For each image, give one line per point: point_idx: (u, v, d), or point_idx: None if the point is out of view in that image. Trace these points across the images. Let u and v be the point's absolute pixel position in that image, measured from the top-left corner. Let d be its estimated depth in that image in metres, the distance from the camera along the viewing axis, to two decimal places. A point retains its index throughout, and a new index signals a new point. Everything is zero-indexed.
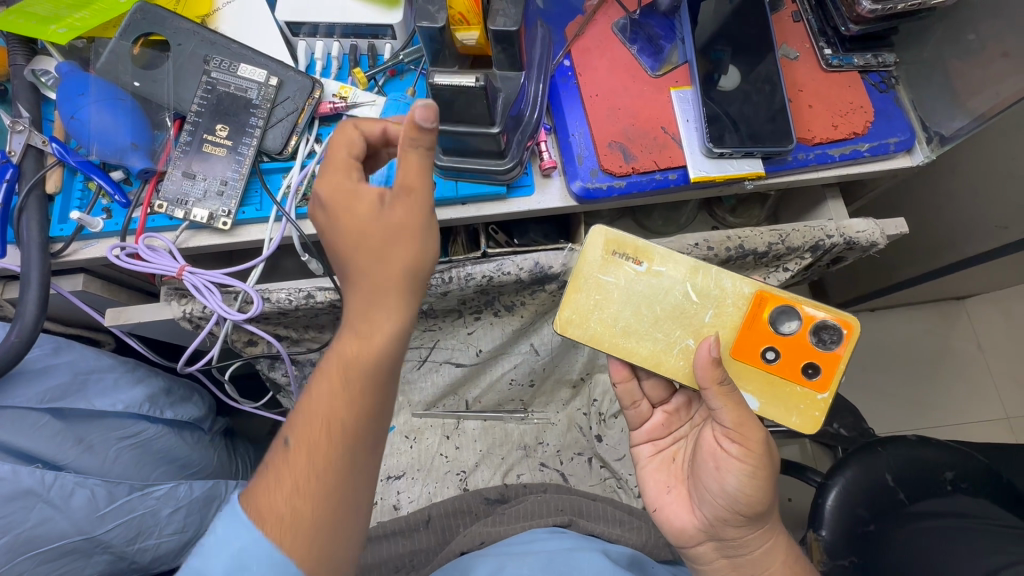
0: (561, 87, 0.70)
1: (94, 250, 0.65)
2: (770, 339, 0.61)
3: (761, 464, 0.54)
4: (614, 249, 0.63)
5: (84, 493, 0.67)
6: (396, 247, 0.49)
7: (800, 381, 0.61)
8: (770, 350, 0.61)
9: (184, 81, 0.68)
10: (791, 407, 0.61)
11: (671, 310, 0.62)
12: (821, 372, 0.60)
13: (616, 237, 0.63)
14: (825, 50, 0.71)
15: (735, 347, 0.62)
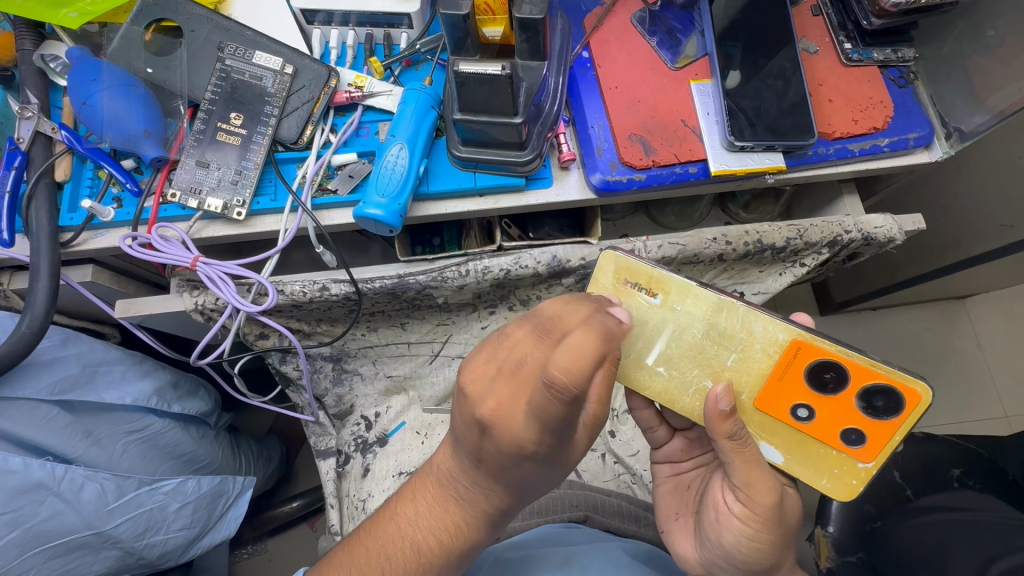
0: (580, 79, 0.70)
1: (105, 240, 0.64)
2: (809, 398, 0.55)
3: (765, 529, 0.52)
4: (625, 278, 0.56)
5: (94, 487, 0.67)
6: None
7: (837, 444, 0.55)
8: (803, 408, 0.55)
9: (198, 68, 0.67)
10: (823, 469, 0.56)
11: (689, 346, 0.56)
12: (863, 440, 0.54)
13: (628, 266, 0.56)
14: (845, 44, 0.71)
15: (762, 400, 0.56)
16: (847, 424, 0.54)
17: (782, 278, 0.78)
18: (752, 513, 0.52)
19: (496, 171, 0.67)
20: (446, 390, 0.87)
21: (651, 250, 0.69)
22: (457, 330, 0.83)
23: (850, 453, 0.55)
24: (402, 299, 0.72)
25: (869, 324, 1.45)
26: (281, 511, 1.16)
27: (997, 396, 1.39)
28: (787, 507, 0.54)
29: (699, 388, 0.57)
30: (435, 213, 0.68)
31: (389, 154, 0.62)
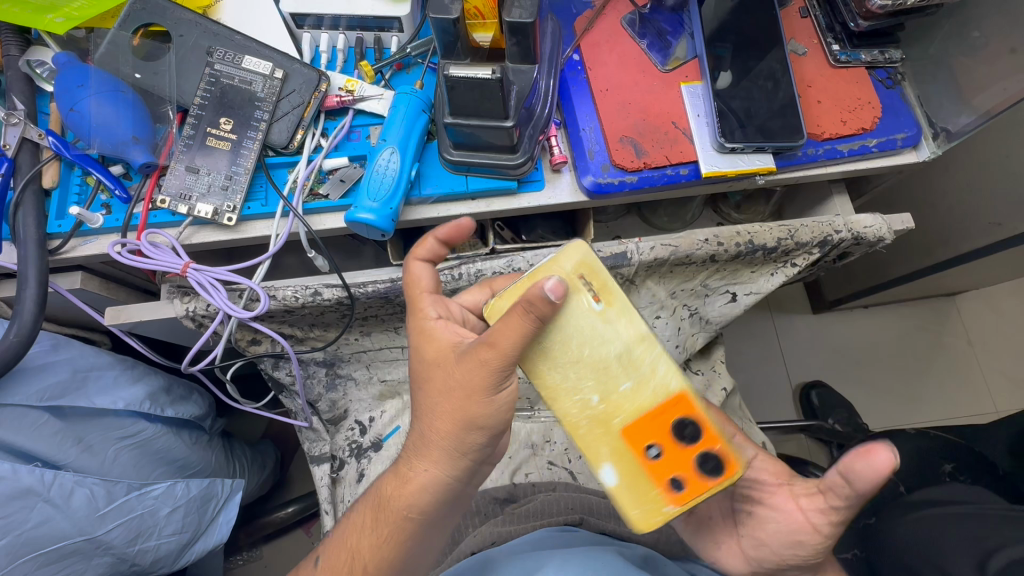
0: (571, 82, 0.70)
1: (94, 247, 0.63)
2: (648, 435, 0.53)
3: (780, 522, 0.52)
4: (582, 273, 0.54)
5: (84, 492, 0.66)
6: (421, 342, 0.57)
7: (664, 485, 0.52)
8: (655, 446, 0.52)
9: (186, 74, 0.67)
10: (640, 499, 0.52)
11: (607, 357, 0.54)
12: (687, 488, 0.51)
13: (591, 263, 0.55)
14: (833, 46, 0.72)
15: (627, 425, 0.53)
16: (705, 459, 0.52)
17: (774, 278, 0.78)
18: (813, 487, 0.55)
19: (488, 174, 0.66)
20: None
21: (644, 251, 0.69)
22: None
23: (669, 499, 0.52)
24: (395, 304, 0.72)
25: (860, 322, 1.47)
26: (277, 516, 1.15)
27: (989, 392, 1.41)
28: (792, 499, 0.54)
29: (622, 397, 0.53)
30: (428, 216, 0.67)
31: (380, 158, 0.62)
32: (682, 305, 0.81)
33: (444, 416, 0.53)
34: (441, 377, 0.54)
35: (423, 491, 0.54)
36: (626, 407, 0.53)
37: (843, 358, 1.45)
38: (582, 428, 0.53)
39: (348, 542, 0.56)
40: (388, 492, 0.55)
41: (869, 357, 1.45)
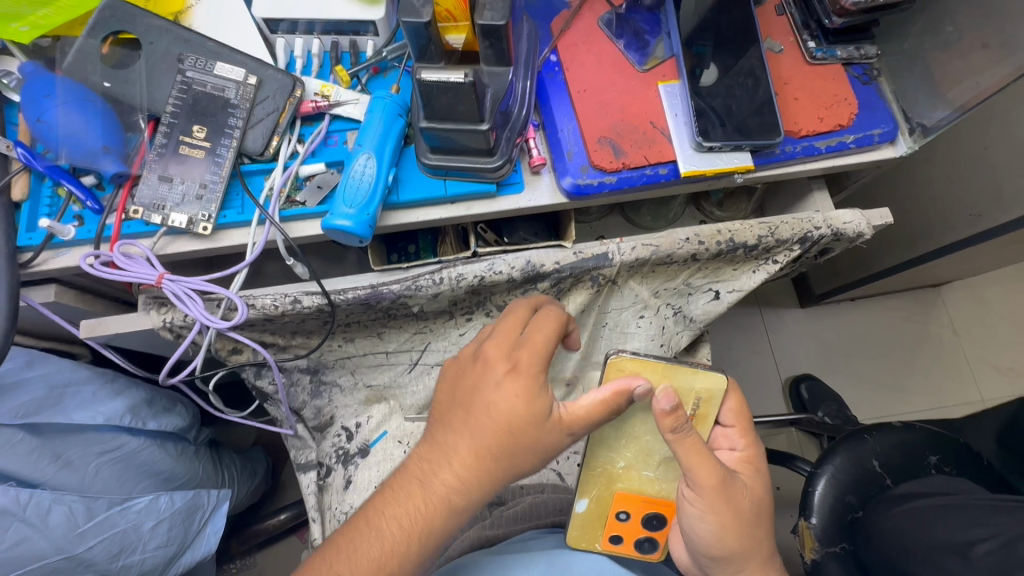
0: (549, 83, 0.70)
1: (67, 259, 0.62)
2: (630, 506, 0.64)
3: (726, 515, 0.56)
4: (699, 397, 0.61)
5: (62, 510, 0.65)
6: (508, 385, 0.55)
7: (605, 532, 0.65)
8: (623, 512, 0.64)
9: (158, 81, 0.66)
10: (585, 531, 0.65)
11: (656, 450, 0.62)
12: (616, 538, 0.65)
13: (714, 398, 0.61)
14: (809, 43, 0.72)
15: (625, 496, 0.64)
16: (645, 541, 0.66)
17: (756, 276, 0.78)
18: (700, 495, 0.56)
19: (467, 178, 0.66)
20: (426, 399, 0.85)
21: (625, 251, 0.69)
22: (435, 338, 0.80)
23: (603, 541, 0.66)
24: (377, 310, 0.71)
25: (848, 315, 1.48)
26: (268, 524, 1.13)
27: (974, 380, 1.43)
28: (739, 495, 0.57)
29: (639, 477, 0.63)
30: (407, 221, 0.67)
31: (357, 163, 0.61)
32: (666, 304, 0.81)
33: (496, 453, 0.55)
34: (495, 407, 0.55)
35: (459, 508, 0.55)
36: (635, 483, 0.63)
37: (832, 351, 1.46)
38: (594, 472, 0.63)
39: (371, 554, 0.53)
40: (431, 522, 0.54)
41: (857, 350, 1.46)
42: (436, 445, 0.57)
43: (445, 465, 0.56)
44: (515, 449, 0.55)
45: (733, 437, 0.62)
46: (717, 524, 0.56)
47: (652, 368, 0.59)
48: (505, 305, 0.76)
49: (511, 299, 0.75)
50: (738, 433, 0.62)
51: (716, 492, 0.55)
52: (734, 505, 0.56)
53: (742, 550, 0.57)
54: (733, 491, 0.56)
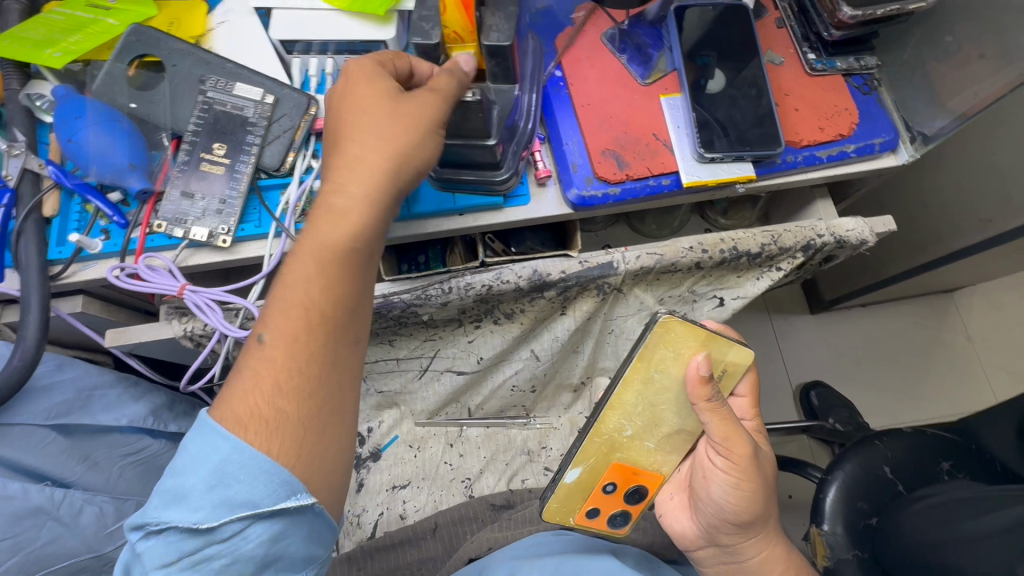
0: (554, 98, 0.72)
1: (94, 272, 0.65)
2: (619, 478, 0.66)
3: (748, 479, 0.57)
4: (721, 368, 0.61)
5: (93, 510, 0.68)
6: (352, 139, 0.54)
7: (584, 504, 0.67)
8: (610, 484, 0.66)
9: (180, 101, 0.69)
10: (566, 501, 0.67)
11: (665, 421, 0.63)
12: (593, 511, 0.68)
13: (737, 370, 0.62)
14: (809, 55, 0.73)
15: (622, 468, 0.65)
16: (619, 514, 0.68)
17: (759, 283, 0.79)
18: (732, 463, 0.57)
19: (474, 189, 0.68)
20: (435, 404, 0.88)
21: (630, 260, 0.71)
22: (444, 346, 0.82)
23: (577, 513, 0.68)
24: (388, 318, 0.73)
25: (857, 321, 1.48)
26: None
27: (988, 386, 1.41)
28: (763, 463, 0.59)
29: (640, 447, 0.64)
30: (416, 233, 0.69)
31: None
32: (671, 311, 0.82)
33: (354, 184, 0.53)
34: (350, 161, 0.53)
35: (363, 226, 0.53)
36: (635, 453, 0.65)
37: (844, 357, 1.45)
38: (597, 440, 0.63)
39: (248, 394, 0.47)
40: (293, 324, 0.49)
41: (869, 356, 1.45)
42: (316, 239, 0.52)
43: (322, 223, 0.53)
44: (363, 191, 0.53)
45: (743, 407, 0.65)
46: (744, 495, 0.57)
47: (693, 335, 0.58)
48: (513, 313, 0.77)
49: (518, 307, 0.76)
50: (749, 404, 0.65)
51: (749, 459, 0.56)
52: (761, 476, 0.58)
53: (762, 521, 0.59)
54: (761, 460, 0.58)
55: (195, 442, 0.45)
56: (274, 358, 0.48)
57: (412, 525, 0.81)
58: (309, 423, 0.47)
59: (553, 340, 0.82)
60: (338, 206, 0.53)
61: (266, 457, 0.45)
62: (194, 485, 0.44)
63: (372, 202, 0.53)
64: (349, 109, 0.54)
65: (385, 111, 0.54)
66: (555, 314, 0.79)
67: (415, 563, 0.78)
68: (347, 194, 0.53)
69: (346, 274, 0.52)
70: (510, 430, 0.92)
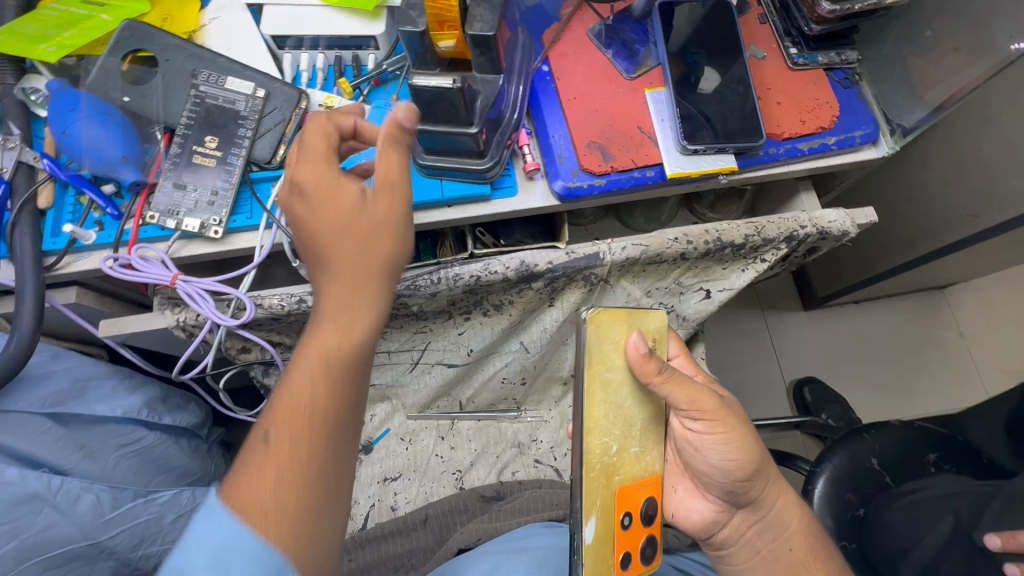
0: (540, 92, 0.73)
1: (88, 263, 0.66)
2: (628, 504, 0.59)
3: (733, 427, 0.59)
4: (655, 338, 0.63)
5: (90, 498, 0.67)
6: (378, 239, 0.49)
7: (616, 556, 0.57)
8: (626, 516, 0.59)
9: (173, 95, 0.70)
10: (596, 561, 0.55)
11: (636, 419, 0.61)
12: (628, 559, 0.58)
13: (665, 331, 0.65)
14: (790, 49, 0.74)
15: (622, 492, 0.59)
16: (648, 546, 0.60)
17: (745, 274, 0.80)
18: (713, 420, 0.59)
19: (461, 179, 0.70)
20: (427, 397, 0.89)
21: (616, 251, 0.72)
22: (435, 338, 0.83)
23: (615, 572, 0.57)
24: None
25: (848, 316, 1.49)
26: None
27: (980, 382, 1.43)
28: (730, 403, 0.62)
29: (629, 457, 0.61)
30: None
31: None
32: (658, 303, 0.83)
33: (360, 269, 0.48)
34: (349, 241, 0.48)
35: (370, 334, 0.47)
36: (629, 467, 0.60)
37: (836, 353, 1.47)
38: (594, 474, 0.57)
39: (259, 470, 0.41)
40: (304, 404, 0.43)
41: (861, 352, 1.47)
42: (331, 309, 0.47)
43: (331, 312, 0.47)
44: (368, 276, 0.48)
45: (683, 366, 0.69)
46: (739, 440, 0.59)
47: (620, 319, 0.59)
48: (501, 305, 0.78)
49: (507, 298, 0.77)
50: (685, 360, 0.69)
51: (723, 409, 0.59)
52: (741, 419, 0.60)
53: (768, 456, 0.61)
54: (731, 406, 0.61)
55: (194, 528, 0.38)
56: (278, 453, 0.41)
57: (404, 516, 0.82)
58: (320, 525, 0.41)
59: (542, 332, 0.83)
60: (348, 307, 0.47)
61: (270, 559, 0.38)
62: (196, 567, 0.36)
63: (384, 294, 0.49)
64: (332, 207, 0.49)
65: (379, 203, 0.49)
66: (542, 305, 0.80)
67: (406, 553, 0.79)
68: (361, 312, 0.47)
69: (356, 372, 0.46)
70: (501, 423, 0.92)
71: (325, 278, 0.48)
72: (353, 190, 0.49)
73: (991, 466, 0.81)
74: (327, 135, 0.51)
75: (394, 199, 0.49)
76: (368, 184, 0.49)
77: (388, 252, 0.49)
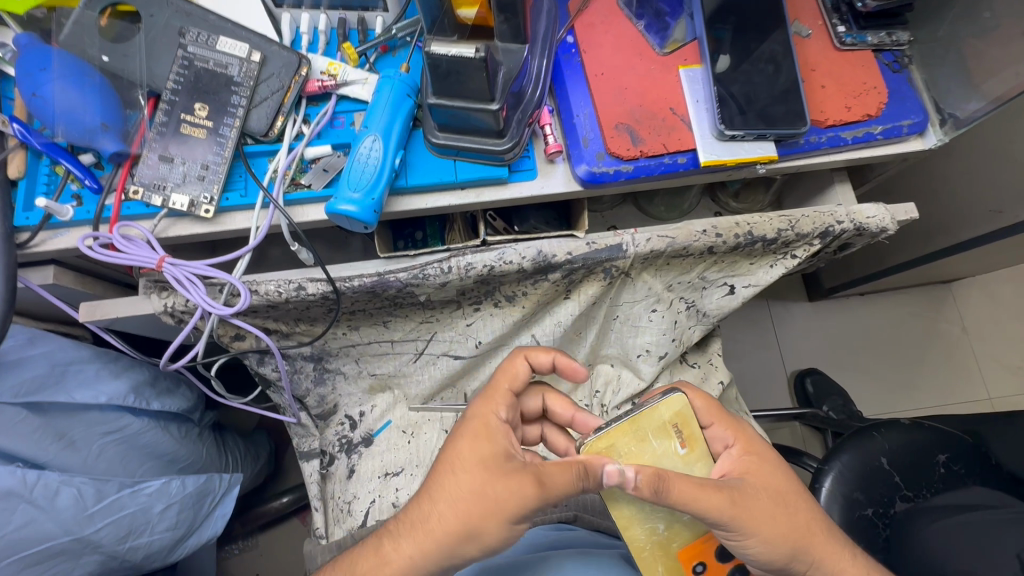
0: (565, 65, 0.67)
1: (65, 241, 0.60)
2: (699, 553, 0.56)
3: (754, 527, 0.52)
4: (674, 424, 0.57)
5: (71, 492, 0.63)
6: (506, 480, 0.51)
7: None
8: (700, 565, 0.56)
9: (157, 56, 0.63)
10: None
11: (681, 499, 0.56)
12: None
13: (683, 411, 0.57)
14: (838, 27, 0.68)
15: (688, 550, 0.56)
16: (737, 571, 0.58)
17: (773, 270, 0.75)
18: (733, 518, 0.51)
19: (477, 159, 0.64)
20: (431, 388, 0.84)
21: (639, 243, 0.67)
22: (441, 328, 0.78)
23: None
24: (383, 298, 0.68)
25: (855, 309, 1.46)
26: (271, 506, 1.14)
27: (982, 380, 1.41)
28: (751, 492, 0.53)
29: (683, 523, 0.56)
30: (415, 207, 0.65)
31: (362, 146, 0.59)
32: (679, 298, 0.78)
33: (467, 472, 0.52)
34: (463, 478, 0.52)
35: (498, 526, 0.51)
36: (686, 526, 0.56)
37: (842, 346, 1.44)
38: (645, 554, 0.56)
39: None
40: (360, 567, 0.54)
41: (865, 346, 1.44)
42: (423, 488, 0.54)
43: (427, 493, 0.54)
44: (486, 474, 0.52)
45: (722, 434, 0.58)
46: (762, 542, 0.52)
47: (619, 434, 0.56)
48: (514, 296, 0.73)
49: (520, 290, 0.72)
50: (722, 428, 0.58)
51: (738, 509, 0.51)
52: (762, 511, 0.52)
53: (800, 539, 0.54)
54: (749, 501, 0.52)
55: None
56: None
57: None
58: None
59: (556, 325, 0.78)
60: (443, 495, 0.53)
61: None
62: None
63: (495, 498, 0.51)
64: (461, 450, 0.54)
65: (507, 478, 0.51)
66: (558, 297, 0.75)
67: None
68: (455, 503, 0.52)
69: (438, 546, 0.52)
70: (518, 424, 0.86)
71: (439, 464, 0.55)
72: (505, 486, 0.51)
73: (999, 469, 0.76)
74: (513, 378, 0.60)
75: (522, 495, 0.50)
76: (523, 487, 0.51)
77: (493, 457, 0.53)
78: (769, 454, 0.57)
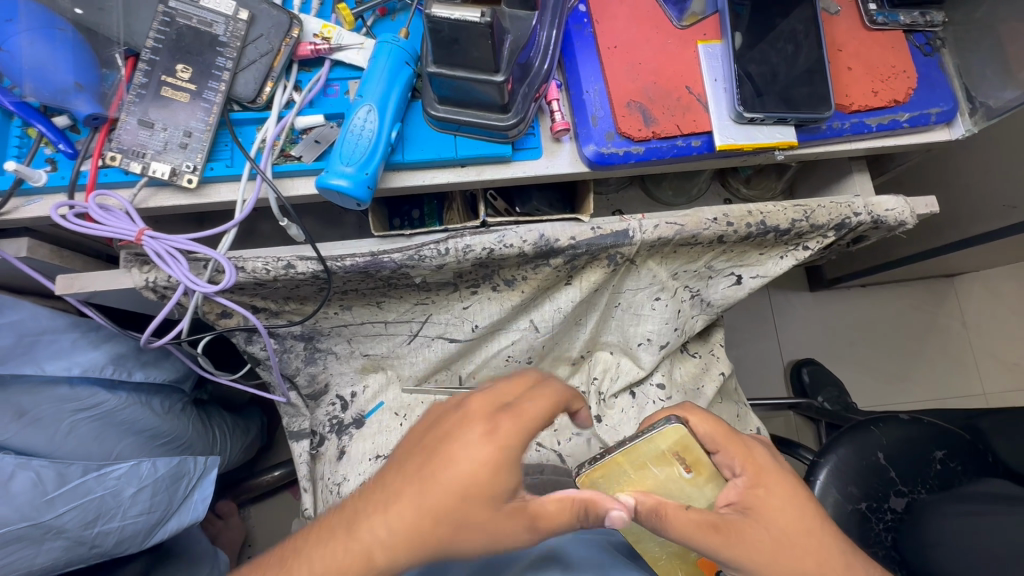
0: (575, 36, 0.63)
1: (39, 209, 0.57)
2: None
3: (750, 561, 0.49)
4: (675, 450, 0.53)
5: (26, 475, 0.60)
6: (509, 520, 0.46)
7: None
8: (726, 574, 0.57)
9: (136, 12, 0.59)
10: None
11: None
12: None
13: (684, 440, 0.53)
14: (870, 4, 0.65)
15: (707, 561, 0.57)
16: None
17: (783, 262, 0.72)
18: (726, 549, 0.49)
19: (478, 136, 0.60)
20: (425, 371, 0.82)
21: (647, 229, 0.64)
22: (437, 311, 0.75)
23: None
24: (376, 279, 0.65)
25: (856, 300, 1.44)
26: (263, 480, 1.13)
27: (978, 376, 1.40)
28: (754, 525, 0.49)
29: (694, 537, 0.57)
30: (413, 184, 0.61)
31: (356, 116, 0.55)
32: (684, 287, 0.76)
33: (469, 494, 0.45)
34: (457, 494, 0.45)
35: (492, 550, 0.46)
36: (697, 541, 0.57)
37: (841, 338, 1.42)
38: (662, 561, 0.59)
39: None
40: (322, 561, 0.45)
41: (864, 338, 1.42)
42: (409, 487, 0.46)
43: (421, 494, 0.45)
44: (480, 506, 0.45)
45: (730, 460, 0.53)
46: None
47: (615, 465, 0.54)
48: (514, 280, 0.70)
49: (520, 273, 0.69)
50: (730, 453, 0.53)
51: (732, 546, 0.48)
52: (757, 551, 0.49)
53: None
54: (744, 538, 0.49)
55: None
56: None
57: None
58: None
59: (555, 311, 0.75)
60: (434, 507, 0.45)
61: None
62: None
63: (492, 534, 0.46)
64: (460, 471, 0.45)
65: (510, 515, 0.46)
66: (558, 283, 0.72)
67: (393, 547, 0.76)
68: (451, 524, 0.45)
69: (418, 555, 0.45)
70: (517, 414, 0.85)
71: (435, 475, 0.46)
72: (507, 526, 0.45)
73: (996, 466, 0.72)
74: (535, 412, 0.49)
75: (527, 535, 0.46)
76: (521, 526, 0.46)
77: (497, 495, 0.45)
78: (781, 481, 0.52)
